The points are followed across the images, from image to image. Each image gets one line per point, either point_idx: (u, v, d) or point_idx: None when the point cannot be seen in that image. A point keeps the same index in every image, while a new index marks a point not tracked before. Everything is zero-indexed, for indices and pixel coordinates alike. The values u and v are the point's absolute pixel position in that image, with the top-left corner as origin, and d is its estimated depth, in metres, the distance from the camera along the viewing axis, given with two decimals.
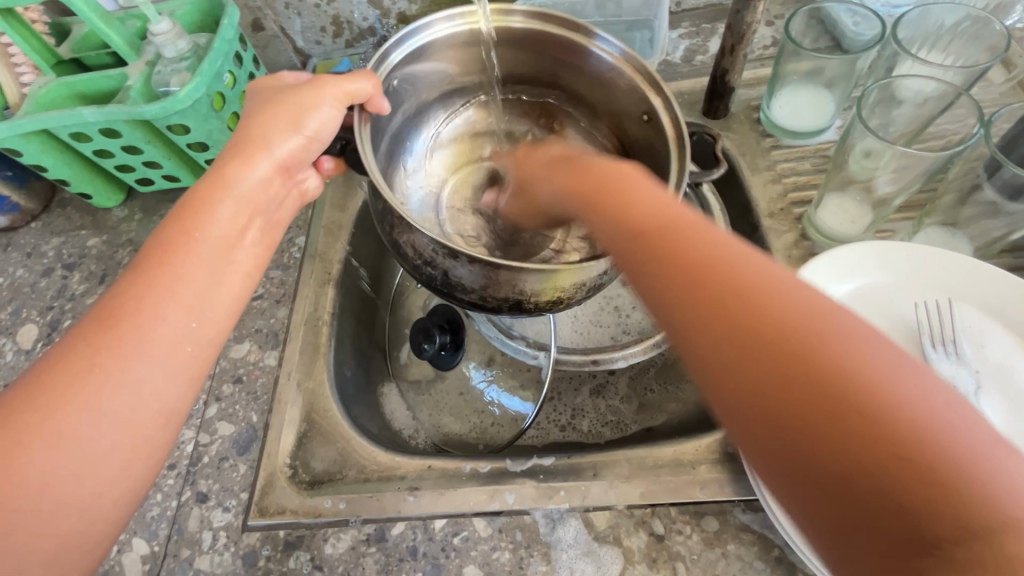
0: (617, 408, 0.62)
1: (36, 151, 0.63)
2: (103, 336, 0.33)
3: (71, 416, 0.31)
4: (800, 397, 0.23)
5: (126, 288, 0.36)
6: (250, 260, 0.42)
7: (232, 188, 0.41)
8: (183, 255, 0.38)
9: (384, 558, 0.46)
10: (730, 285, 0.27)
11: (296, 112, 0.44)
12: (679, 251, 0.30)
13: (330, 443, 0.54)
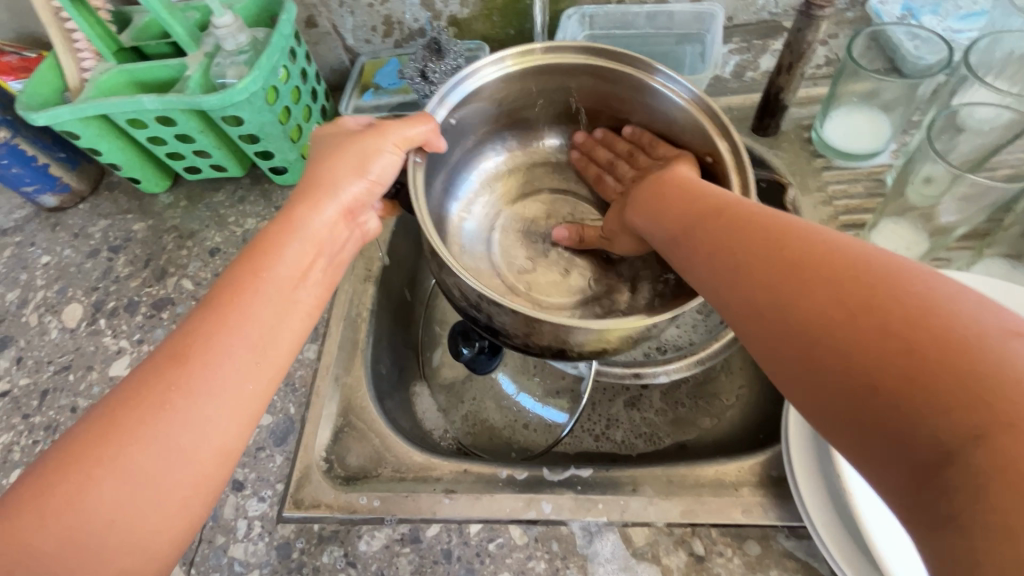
0: (651, 421, 0.62)
1: (93, 134, 0.64)
2: (174, 373, 0.35)
3: (141, 450, 0.33)
4: (839, 314, 0.27)
5: (198, 326, 0.37)
6: (313, 299, 0.43)
7: (300, 230, 0.43)
8: (250, 295, 0.39)
9: (418, 559, 0.46)
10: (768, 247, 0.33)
11: (360, 159, 0.46)
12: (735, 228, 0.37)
13: (366, 440, 0.54)
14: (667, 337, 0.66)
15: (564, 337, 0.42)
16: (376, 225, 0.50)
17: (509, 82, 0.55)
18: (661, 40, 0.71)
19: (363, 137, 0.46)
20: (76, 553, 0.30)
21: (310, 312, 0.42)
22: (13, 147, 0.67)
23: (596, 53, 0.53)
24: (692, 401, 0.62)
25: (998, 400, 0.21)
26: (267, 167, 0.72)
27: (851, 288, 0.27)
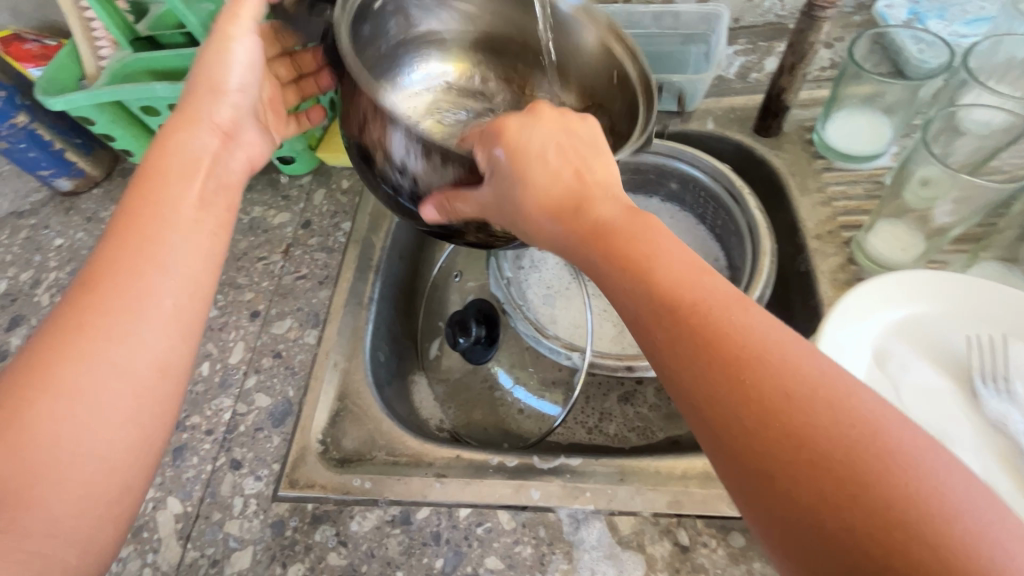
0: (645, 416, 0.62)
1: (108, 120, 0.66)
2: (87, 297, 0.36)
3: (72, 369, 0.34)
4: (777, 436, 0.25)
5: (105, 255, 0.38)
6: (218, 216, 0.43)
7: (180, 156, 0.43)
8: (148, 219, 0.39)
9: (407, 540, 0.47)
10: (753, 370, 0.27)
11: (213, 82, 0.46)
12: (706, 319, 0.29)
13: (362, 424, 0.55)
14: None
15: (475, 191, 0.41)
16: (257, 145, 0.52)
17: None
18: (667, 39, 0.70)
19: (216, 35, 0.47)
20: (38, 472, 0.32)
21: (217, 229, 0.42)
22: (31, 131, 0.70)
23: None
24: None
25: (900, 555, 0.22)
26: (275, 158, 0.72)
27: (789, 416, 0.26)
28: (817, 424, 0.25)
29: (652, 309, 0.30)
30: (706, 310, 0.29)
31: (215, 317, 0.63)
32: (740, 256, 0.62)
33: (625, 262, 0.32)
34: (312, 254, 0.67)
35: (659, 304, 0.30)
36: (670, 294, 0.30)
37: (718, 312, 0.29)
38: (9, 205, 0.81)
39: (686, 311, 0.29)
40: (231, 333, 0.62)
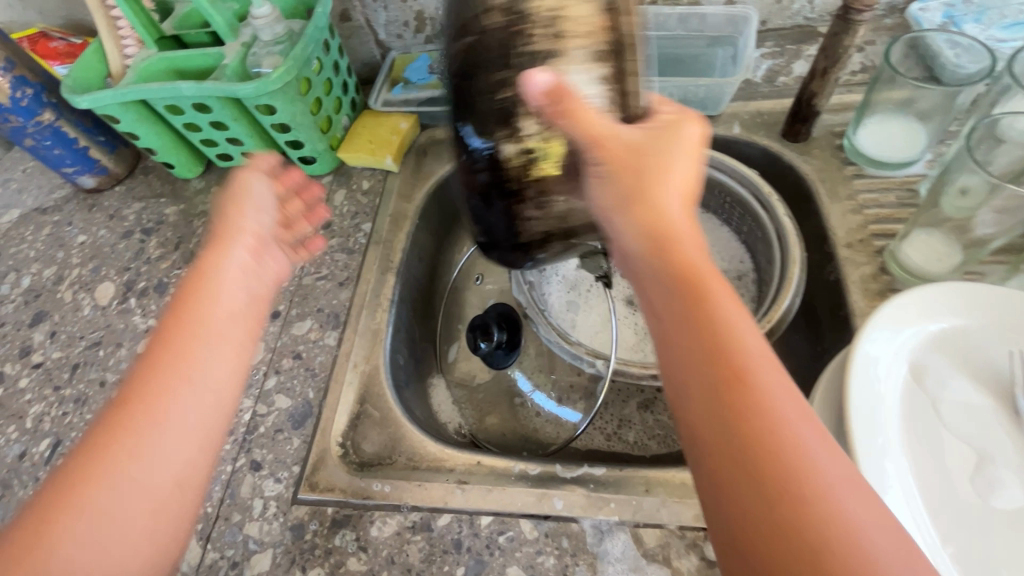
0: (665, 424, 0.62)
1: (132, 119, 0.67)
2: (117, 420, 0.34)
3: (95, 497, 0.32)
4: (738, 448, 0.28)
5: (136, 373, 0.35)
6: (246, 327, 0.40)
7: (212, 265, 0.40)
8: (182, 330, 0.37)
9: (428, 547, 0.46)
10: (752, 413, 0.28)
11: (242, 198, 0.44)
12: (751, 401, 0.28)
13: (381, 428, 0.55)
14: None
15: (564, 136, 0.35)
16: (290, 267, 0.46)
17: None
18: (691, 41, 0.71)
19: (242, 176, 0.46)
20: None
21: (246, 340, 0.39)
22: (56, 129, 0.71)
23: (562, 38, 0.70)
24: None
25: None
26: (296, 157, 0.72)
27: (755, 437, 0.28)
28: (794, 481, 0.27)
29: (701, 375, 0.30)
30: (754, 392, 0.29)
31: None
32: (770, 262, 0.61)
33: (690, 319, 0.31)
34: (332, 255, 0.67)
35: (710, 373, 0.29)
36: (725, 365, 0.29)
37: (764, 400, 0.28)
38: (34, 202, 0.82)
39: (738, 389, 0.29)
40: None
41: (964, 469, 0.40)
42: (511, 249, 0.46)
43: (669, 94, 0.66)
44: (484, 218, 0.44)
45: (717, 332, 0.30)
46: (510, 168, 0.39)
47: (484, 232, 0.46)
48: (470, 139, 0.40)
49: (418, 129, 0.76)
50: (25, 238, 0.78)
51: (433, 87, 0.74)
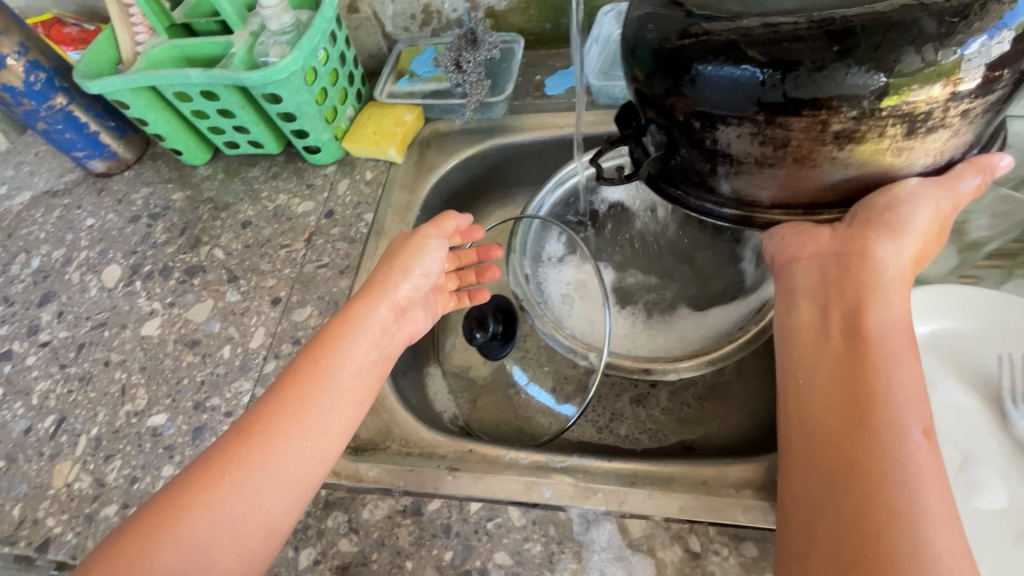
0: (657, 419, 0.63)
1: (142, 105, 0.68)
2: (237, 453, 0.41)
3: (196, 519, 0.39)
4: (852, 444, 0.34)
5: (265, 409, 0.43)
6: (364, 388, 0.47)
7: (357, 325, 0.48)
8: (313, 383, 0.45)
9: (417, 531, 0.47)
10: (880, 424, 0.35)
11: (405, 259, 0.51)
12: (879, 441, 0.34)
13: (375, 414, 0.55)
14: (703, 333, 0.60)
15: (904, 162, 0.39)
16: (426, 326, 0.55)
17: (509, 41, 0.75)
18: None
19: (413, 235, 0.53)
20: None
21: (362, 402, 0.47)
22: (68, 113, 0.73)
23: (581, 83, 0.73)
24: (698, 403, 0.63)
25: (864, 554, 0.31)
26: (301, 147, 0.73)
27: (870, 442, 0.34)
28: (885, 485, 0.33)
29: (838, 400, 0.37)
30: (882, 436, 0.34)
31: (239, 302, 0.65)
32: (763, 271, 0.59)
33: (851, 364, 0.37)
34: (334, 244, 0.68)
35: (844, 411, 0.36)
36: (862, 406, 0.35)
37: (885, 442, 0.34)
38: (45, 185, 0.84)
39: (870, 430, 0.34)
40: (253, 318, 0.64)
41: (947, 470, 0.40)
42: (732, 92, 0.37)
43: None
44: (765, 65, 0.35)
45: (869, 380, 0.36)
46: (877, 97, 0.35)
47: (744, 56, 0.36)
48: (896, 30, 0.33)
49: (422, 121, 0.76)
50: (36, 220, 0.80)
51: (439, 79, 0.75)
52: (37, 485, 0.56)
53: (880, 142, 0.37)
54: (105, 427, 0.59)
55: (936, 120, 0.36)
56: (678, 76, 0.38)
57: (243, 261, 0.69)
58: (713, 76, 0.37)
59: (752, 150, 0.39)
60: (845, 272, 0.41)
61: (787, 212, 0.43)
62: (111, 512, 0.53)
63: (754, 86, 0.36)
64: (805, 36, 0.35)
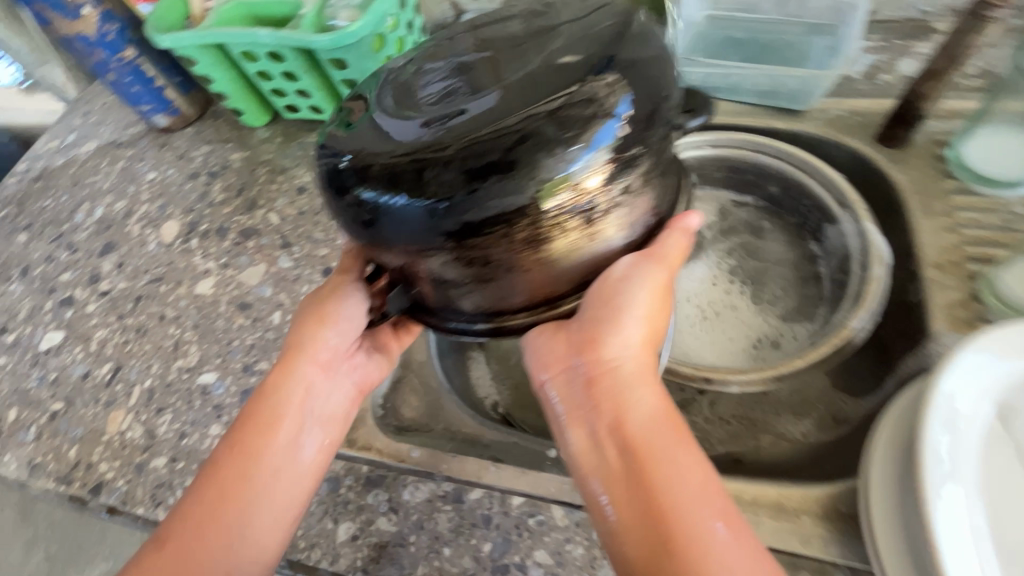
0: (702, 428, 0.62)
1: (209, 63, 0.68)
2: (161, 559, 0.43)
3: None
4: (658, 551, 0.35)
5: (189, 508, 0.45)
6: (304, 468, 0.47)
7: (279, 405, 0.48)
8: (235, 475, 0.46)
9: (457, 519, 0.47)
10: (675, 521, 0.36)
11: (324, 320, 0.50)
12: (684, 560, 0.35)
13: (423, 397, 0.56)
14: (778, 348, 0.59)
15: (599, 251, 0.38)
16: (371, 380, 0.52)
17: None
18: (788, 27, 0.67)
19: (332, 287, 0.50)
20: None
21: (300, 482, 0.47)
22: (136, 66, 0.73)
23: None
24: (745, 419, 0.62)
25: None
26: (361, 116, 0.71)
27: (675, 549, 0.35)
28: None
29: (639, 510, 0.37)
30: (690, 543, 0.35)
31: (291, 269, 0.65)
32: (848, 276, 0.56)
33: (635, 478, 0.38)
34: None
35: (652, 532, 0.36)
36: (661, 523, 0.36)
37: (687, 544, 0.35)
38: (110, 136, 0.86)
39: (676, 544, 0.35)
40: (304, 286, 0.64)
41: None
42: (416, 233, 0.35)
43: (757, 85, 0.63)
44: (431, 193, 0.33)
45: (654, 491, 0.37)
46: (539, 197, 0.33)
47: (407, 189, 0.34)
48: (491, 145, 0.33)
49: None
50: (101, 170, 0.82)
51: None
52: (92, 430, 0.58)
53: (568, 238, 0.36)
54: (158, 380, 0.60)
55: (600, 209, 0.35)
56: (357, 210, 0.36)
57: (296, 228, 0.69)
58: (387, 213, 0.35)
59: (467, 270, 0.37)
60: (610, 364, 0.41)
61: (531, 313, 0.41)
62: (159, 464, 0.55)
63: (428, 219, 0.34)
64: (453, 154, 0.33)
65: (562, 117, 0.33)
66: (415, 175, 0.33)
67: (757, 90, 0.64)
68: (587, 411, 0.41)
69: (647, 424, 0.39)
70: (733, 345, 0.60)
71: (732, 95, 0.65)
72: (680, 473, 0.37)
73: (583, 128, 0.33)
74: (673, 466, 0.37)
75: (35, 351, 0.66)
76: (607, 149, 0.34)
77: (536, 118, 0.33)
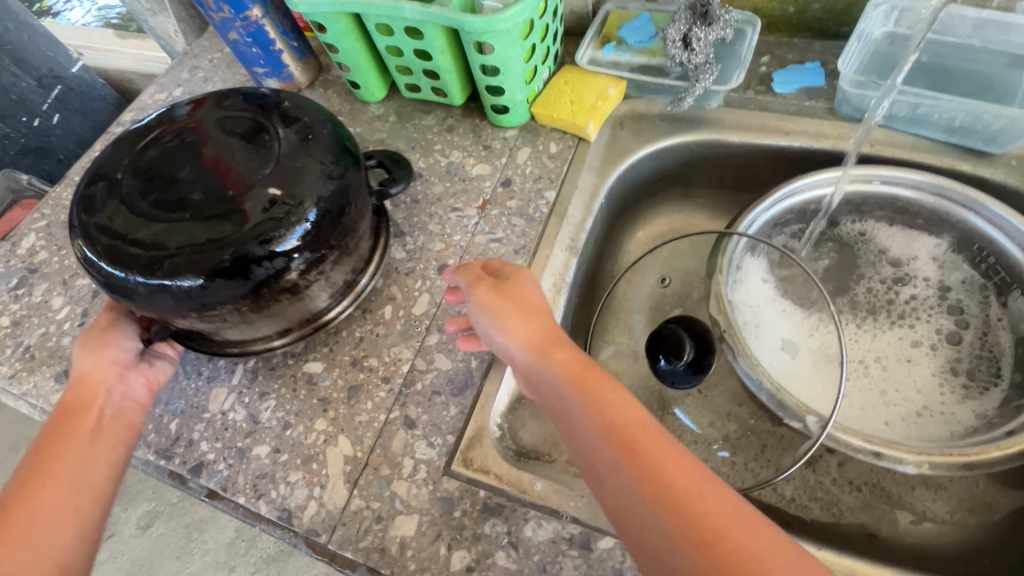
0: (833, 489, 0.55)
1: (339, 31, 0.63)
2: None
3: None
4: (626, 457, 0.36)
5: None
6: (104, 454, 0.48)
7: (68, 419, 0.48)
8: (30, 488, 0.44)
9: (585, 566, 0.44)
10: (628, 425, 0.37)
11: (98, 341, 0.50)
12: (646, 456, 0.36)
13: (542, 421, 0.54)
14: (942, 419, 0.53)
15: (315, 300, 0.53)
16: (163, 376, 0.54)
17: (742, 32, 0.66)
18: (985, 56, 0.59)
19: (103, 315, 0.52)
20: None
21: (104, 462, 0.47)
22: (259, 27, 0.70)
23: (816, 94, 0.64)
24: (881, 487, 0.55)
25: (705, 535, 0.32)
26: (489, 105, 0.67)
27: (638, 451, 0.36)
28: (676, 472, 0.35)
29: (593, 432, 0.38)
30: (643, 441, 0.36)
31: (404, 261, 0.62)
32: None
33: (578, 404, 0.39)
34: (508, 218, 0.63)
35: (607, 440, 0.37)
36: (613, 431, 0.37)
37: (642, 439, 0.36)
38: None
39: (631, 445, 0.36)
40: (417, 282, 0.60)
41: None
42: (172, 309, 0.46)
43: (950, 118, 0.55)
44: (170, 276, 0.44)
45: (599, 405, 0.39)
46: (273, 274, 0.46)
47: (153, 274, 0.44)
48: (228, 245, 0.44)
49: (621, 97, 0.68)
50: None
51: (652, 53, 0.67)
52: (194, 405, 0.56)
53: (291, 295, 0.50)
54: (261, 362, 0.57)
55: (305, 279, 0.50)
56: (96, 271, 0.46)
57: (410, 216, 0.65)
58: (130, 285, 0.45)
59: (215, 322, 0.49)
60: (521, 329, 0.44)
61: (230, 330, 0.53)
62: (262, 453, 0.52)
63: (176, 300, 0.45)
64: (188, 247, 0.44)
65: (266, 223, 0.45)
66: (154, 262, 0.44)
67: (948, 125, 0.56)
68: (530, 365, 0.43)
69: (576, 354, 0.43)
70: (887, 409, 0.54)
71: (914, 127, 0.58)
72: (608, 388, 0.40)
73: (280, 229, 0.45)
74: (613, 386, 0.40)
75: None
76: (300, 242, 0.47)
77: (245, 226, 0.45)
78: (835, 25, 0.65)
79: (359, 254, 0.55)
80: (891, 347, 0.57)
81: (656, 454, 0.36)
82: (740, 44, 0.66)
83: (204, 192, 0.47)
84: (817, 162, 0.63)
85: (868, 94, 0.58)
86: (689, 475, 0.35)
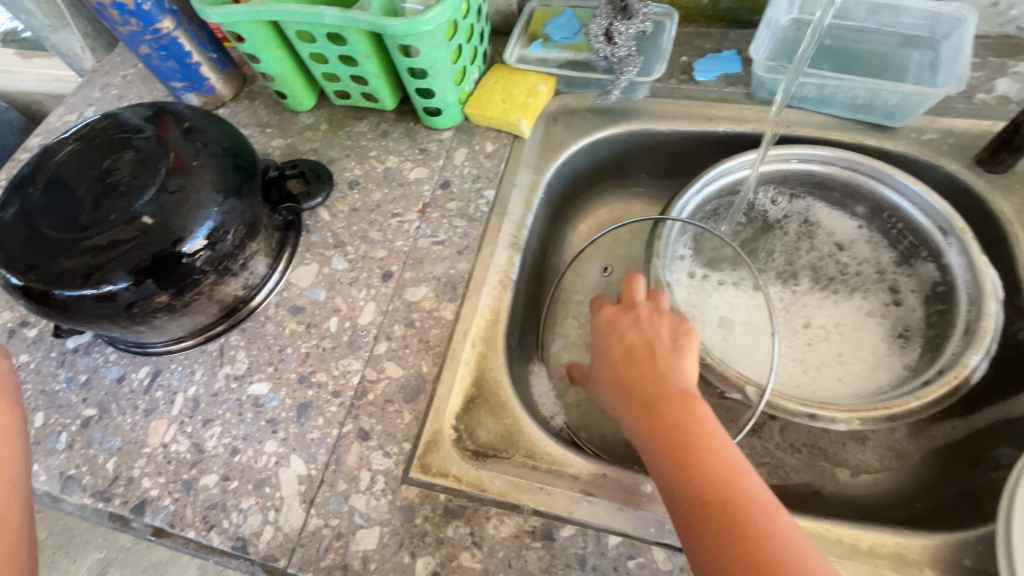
0: (779, 455, 0.58)
1: (258, 41, 0.61)
2: None
3: None
4: (718, 517, 0.36)
5: None
6: None
7: None
8: None
9: (548, 557, 0.44)
10: (727, 486, 0.37)
11: None
12: (742, 522, 0.35)
13: (497, 418, 0.51)
14: (870, 378, 0.56)
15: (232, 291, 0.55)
16: None
17: (661, 25, 0.68)
18: (881, 38, 0.63)
19: None
20: None
21: None
22: (172, 40, 0.66)
23: (735, 80, 0.67)
24: (820, 448, 0.58)
25: None
26: (421, 107, 0.66)
27: (732, 514, 0.35)
28: (769, 544, 0.34)
29: (687, 488, 0.37)
30: (735, 511, 0.35)
31: (346, 271, 0.60)
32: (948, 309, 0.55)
33: (667, 463, 0.39)
34: (448, 219, 0.63)
35: (699, 502, 0.37)
36: (708, 491, 0.37)
37: (741, 504, 0.36)
38: None
39: (727, 520, 0.35)
40: (362, 291, 0.59)
41: None
42: (94, 318, 0.47)
43: (853, 96, 0.59)
44: (92, 285, 0.45)
45: (699, 461, 0.38)
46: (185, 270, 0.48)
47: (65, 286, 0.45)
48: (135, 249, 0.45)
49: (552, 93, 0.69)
50: None
51: (577, 49, 0.68)
52: (131, 441, 0.53)
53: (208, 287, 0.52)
54: (202, 389, 0.55)
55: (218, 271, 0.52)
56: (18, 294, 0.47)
57: (349, 225, 0.63)
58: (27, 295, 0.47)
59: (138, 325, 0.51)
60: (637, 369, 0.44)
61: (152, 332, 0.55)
62: (210, 483, 0.50)
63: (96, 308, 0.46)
64: (99, 253, 0.45)
65: (146, 243, 0.46)
66: (72, 275, 0.45)
67: (851, 103, 0.60)
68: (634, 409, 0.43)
69: (679, 408, 0.41)
70: (820, 373, 0.57)
71: (822, 107, 0.61)
72: (717, 444, 0.39)
73: (184, 229, 0.47)
74: (709, 444, 0.39)
75: (61, 349, 0.59)
76: (206, 239, 0.49)
77: (145, 232, 0.46)
78: (747, 14, 0.68)
79: (252, 272, 0.57)
80: (819, 314, 0.61)
81: (748, 521, 0.35)
82: (660, 36, 0.68)
83: (112, 196, 0.48)
84: (739, 145, 0.66)
85: (779, 78, 0.61)
86: (782, 549, 0.34)
